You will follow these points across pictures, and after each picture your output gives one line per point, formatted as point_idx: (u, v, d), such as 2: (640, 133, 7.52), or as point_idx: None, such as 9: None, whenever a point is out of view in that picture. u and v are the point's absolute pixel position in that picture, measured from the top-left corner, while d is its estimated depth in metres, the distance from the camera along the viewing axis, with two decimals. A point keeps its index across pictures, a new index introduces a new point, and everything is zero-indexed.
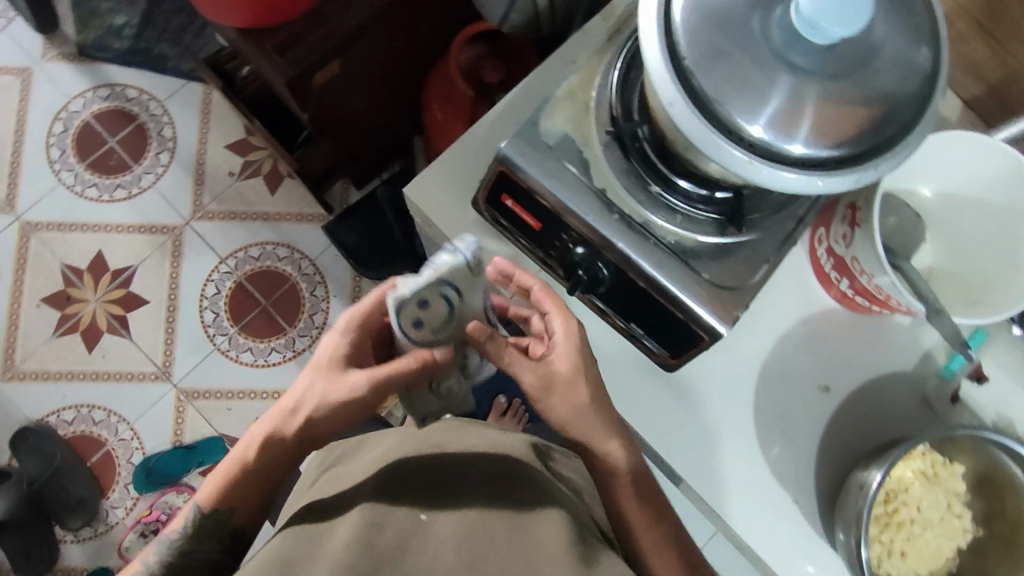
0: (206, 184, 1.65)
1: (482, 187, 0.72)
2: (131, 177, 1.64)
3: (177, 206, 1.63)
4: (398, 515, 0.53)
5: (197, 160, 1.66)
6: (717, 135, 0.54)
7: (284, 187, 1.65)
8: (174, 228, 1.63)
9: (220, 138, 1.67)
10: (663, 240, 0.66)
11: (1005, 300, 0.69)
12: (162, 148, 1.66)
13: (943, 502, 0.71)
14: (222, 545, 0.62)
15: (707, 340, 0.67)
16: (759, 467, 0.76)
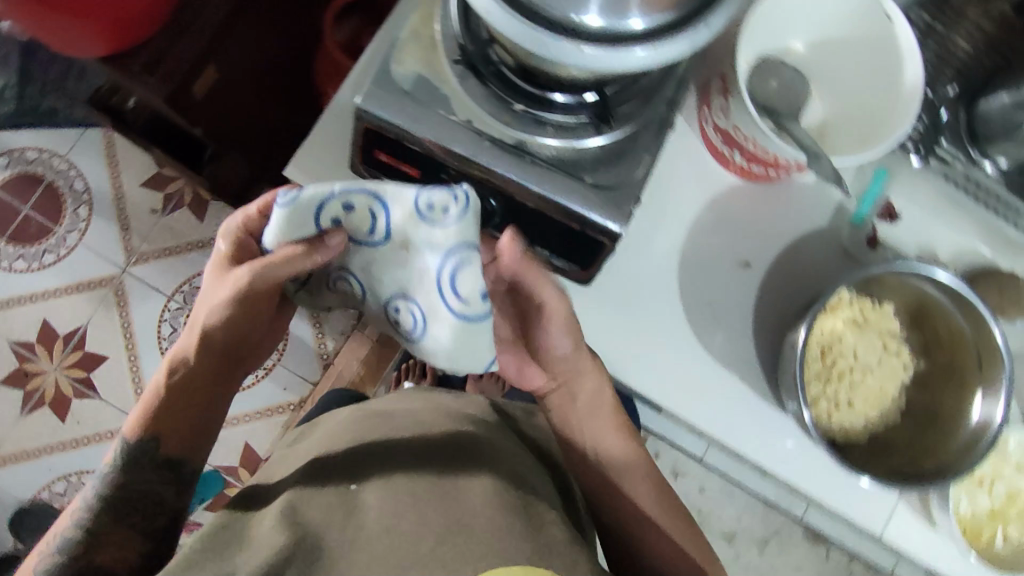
0: (132, 227, 1.61)
1: (355, 150, 0.70)
2: (56, 239, 1.60)
3: (109, 256, 1.60)
4: (331, 489, 0.59)
5: (117, 206, 1.62)
6: (542, 34, 0.52)
7: (212, 211, 1.63)
8: (113, 278, 1.59)
9: (133, 178, 1.63)
10: (540, 155, 0.65)
11: (892, 130, 0.69)
12: (79, 203, 1.61)
13: (878, 343, 0.72)
14: (158, 471, 0.64)
15: (609, 244, 0.67)
16: (706, 357, 0.76)
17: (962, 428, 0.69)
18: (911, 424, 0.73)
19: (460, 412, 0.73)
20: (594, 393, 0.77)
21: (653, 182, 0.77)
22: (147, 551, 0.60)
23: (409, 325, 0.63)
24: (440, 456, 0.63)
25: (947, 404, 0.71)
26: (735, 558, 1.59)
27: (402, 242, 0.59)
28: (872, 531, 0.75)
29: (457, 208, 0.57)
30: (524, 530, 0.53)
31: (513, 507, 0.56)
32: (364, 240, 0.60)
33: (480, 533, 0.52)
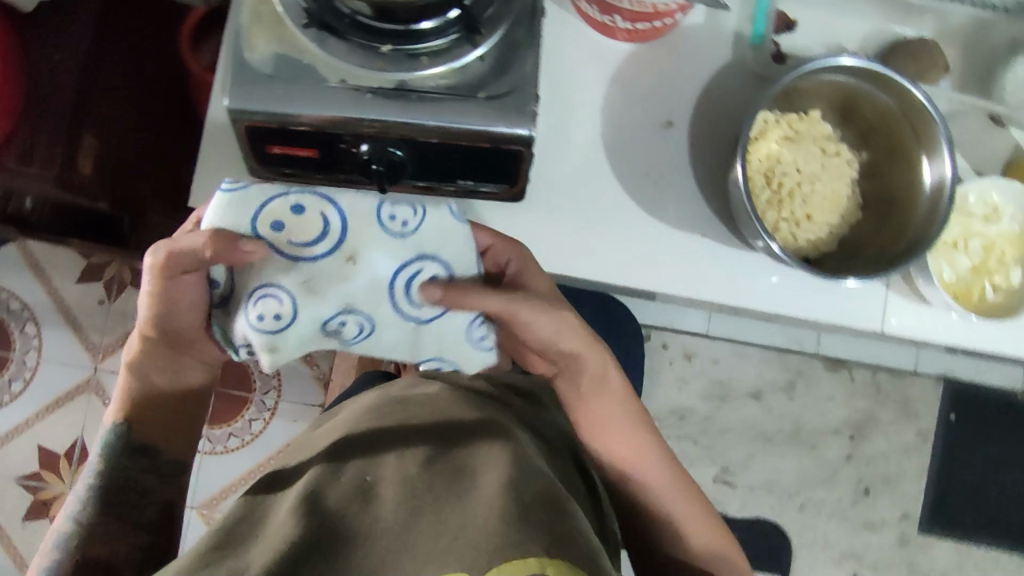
0: (87, 325, 1.57)
1: (246, 155, 0.67)
2: (16, 364, 1.55)
3: (75, 361, 1.56)
4: (348, 477, 0.60)
5: (62, 310, 1.57)
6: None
7: None
8: (88, 380, 1.55)
9: (67, 278, 1.58)
10: (425, 89, 0.63)
11: None
12: (23, 321, 1.56)
13: (816, 151, 0.72)
14: (139, 462, 0.68)
15: (526, 151, 0.65)
16: (665, 228, 0.76)
17: (920, 200, 0.70)
18: (872, 215, 0.74)
19: (481, 396, 0.73)
20: (602, 376, 0.72)
21: (543, 79, 0.75)
22: (142, 543, 0.64)
23: (353, 331, 0.65)
24: (461, 441, 0.63)
25: (900, 183, 0.72)
26: (769, 411, 1.64)
27: (350, 252, 0.64)
28: (874, 329, 0.77)
29: (414, 223, 0.66)
30: (542, 520, 0.52)
31: (530, 492, 0.55)
32: (291, 249, 0.63)
33: (497, 516, 0.51)
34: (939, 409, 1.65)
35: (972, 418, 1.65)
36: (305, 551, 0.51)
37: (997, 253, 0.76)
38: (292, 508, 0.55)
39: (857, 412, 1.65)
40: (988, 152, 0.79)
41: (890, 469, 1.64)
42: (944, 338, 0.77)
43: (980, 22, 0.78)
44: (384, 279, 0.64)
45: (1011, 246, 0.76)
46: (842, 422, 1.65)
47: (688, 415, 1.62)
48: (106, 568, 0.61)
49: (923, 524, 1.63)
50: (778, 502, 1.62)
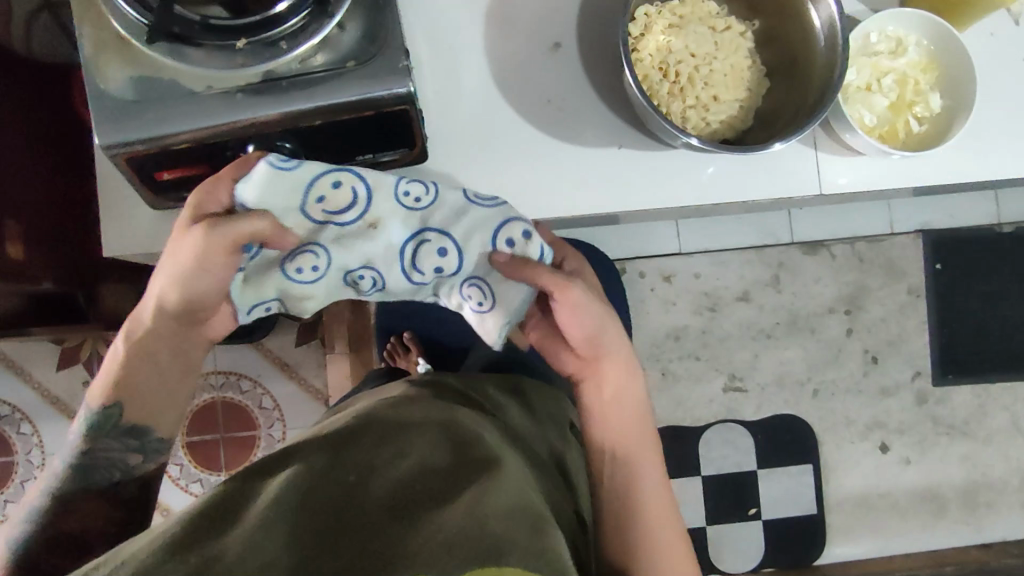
0: (80, 408, 1.54)
1: (137, 188, 0.65)
2: (24, 464, 1.52)
3: None
4: (339, 470, 0.58)
5: (51, 400, 1.54)
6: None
7: None
8: None
9: (47, 368, 1.54)
10: (292, 74, 0.61)
11: None
12: (17, 421, 1.53)
13: (705, 30, 0.70)
14: (129, 442, 0.64)
15: (413, 108, 0.64)
16: (583, 151, 0.75)
17: (818, 49, 0.68)
18: (780, 79, 0.73)
19: (474, 411, 0.73)
20: (627, 378, 0.68)
21: (415, 36, 0.73)
22: (120, 519, 0.62)
23: (367, 286, 0.64)
24: (451, 451, 0.63)
25: (798, 40, 0.70)
26: (761, 309, 1.63)
27: (373, 219, 0.62)
28: (813, 193, 0.77)
29: (431, 199, 0.63)
30: (521, 543, 0.52)
31: (513, 516, 0.55)
32: (330, 219, 0.61)
33: (475, 535, 0.51)
34: (924, 261, 1.65)
35: (958, 261, 1.65)
36: (285, 539, 0.50)
37: (911, 83, 0.74)
38: (275, 493, 0.55)
39: (847, 287, 1.65)
40: None
41: (892, 333, 1.65)
42: (882, 183, 0.77)
43: None
44: (397, 243, 0.63)
45: (923, 73, 0.74)
46: (834, 300, 1.65)
47: (684, 335, 1.62)
48: (82, 544, 0.59)
49: (936, 376, 1.64)
50: (792, 393, 1.63)
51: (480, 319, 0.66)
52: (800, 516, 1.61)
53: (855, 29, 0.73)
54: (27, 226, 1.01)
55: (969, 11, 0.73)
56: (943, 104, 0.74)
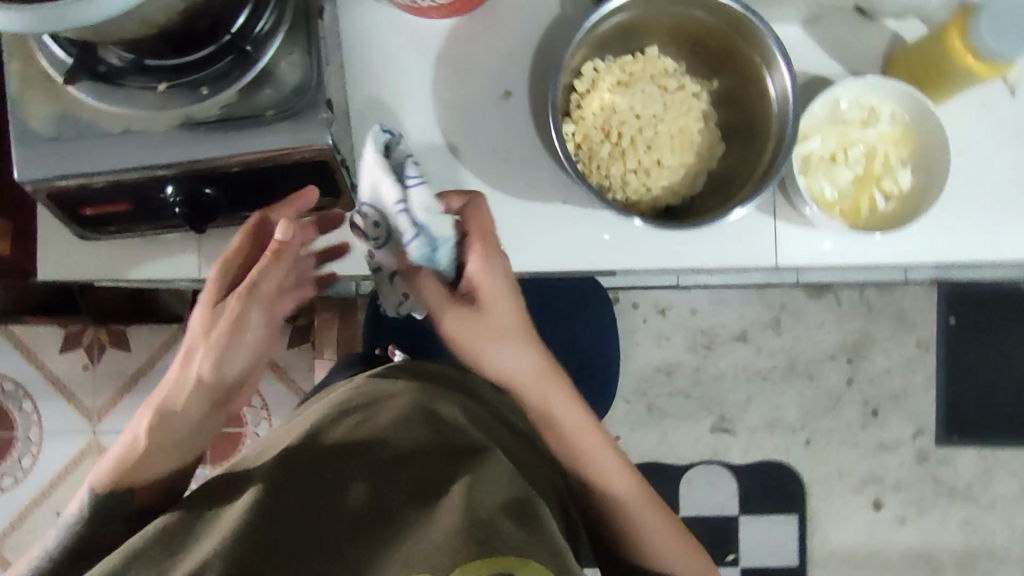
0: (79, 393, 1.44)
1: (64, 220, 0.66)
2: (23, 442, 1.42)
3: (74, 428, 1.43)
4: (303, 474, 0.54)
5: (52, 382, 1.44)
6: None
7: (135, 335, 1.45)
8: (92, 445, 1.42)
9: (51, 349, 1.44)
10: (210, 119, 0.60)
11: None
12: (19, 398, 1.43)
13: (654, 90, 0.66)
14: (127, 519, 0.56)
15: (334, 160, 0.63)
16: (527, 205, 0.72)
17: (771, 117, 0.65)
18: (735, 143, 0.69)
19: (438, 381, 0.68)
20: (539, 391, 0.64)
21: (359, 76, 0.72)
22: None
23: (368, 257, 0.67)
24: (424, 438, 0.58)
25: (754, 105, 0.66)
26: (759, 351, 1.57)
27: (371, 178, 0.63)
28: (770, 263, 0.72)
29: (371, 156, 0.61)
30: (521, 533, 0.50)
31: (501, 504, 0.52)
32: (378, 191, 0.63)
33: (464, 531, 0.48)
34: (937, 314, 1.56)
35: (972, 317, 1.56)
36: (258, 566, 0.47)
37: (880, 157, 0.70)
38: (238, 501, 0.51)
39: (851, 334, 1.57)
40: (861, 52, 0.72)
41: (897, 386, 1.56)
42: (857, 258, 0.72)
43: None
44: None
45: (895, 146, 0.70)
46: (837, 346, 1.57)
47: (676, 370, 1.57)
48: None
49: (940, 436, 1.56)
50: (783, 440, 1.56)
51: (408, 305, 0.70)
52: (782, 567, 1.55)
53: (824, 95, 0.68)
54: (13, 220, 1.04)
55: (950, 83, 0.68)
56: (913, 180, 0.70)
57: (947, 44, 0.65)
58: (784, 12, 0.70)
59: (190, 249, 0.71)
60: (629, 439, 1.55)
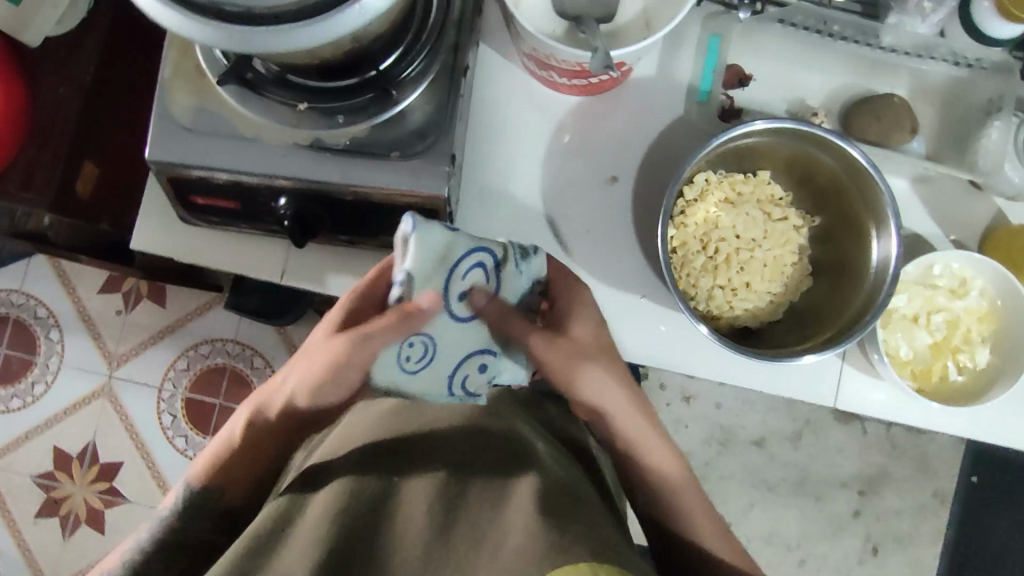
0: (105, 335, 1.46)
1: (172, 201, 0.68)
2: (39, 368, 1.44)
3: (90, 368, 1.44)
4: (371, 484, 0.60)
5: (83, 319, 1.46)
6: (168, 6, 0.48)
7: (172, 294, 1.47)
8: (103, 389, 1.44)
9: (90, 288, 1.47)
10: (338, 146, 0.63)
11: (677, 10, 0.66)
12: (49, 326, 1.45)
13: (758, 215, 0.68)
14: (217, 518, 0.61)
15: (442, 210, 0.65)
16: (607, 288, 0.73)
17: (866, 270, 0.66)
18: (822, 281, 0.70)
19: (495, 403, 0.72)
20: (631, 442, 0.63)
21: (478, 129, 0.74)
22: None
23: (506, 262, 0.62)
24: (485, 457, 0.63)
25: (852, 252, 0.67)
26: (773, 461, 1.50)
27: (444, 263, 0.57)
28: (829, 403, 0.72)
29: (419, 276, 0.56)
30: (589, 528, 0.50)
31: (563, 507, 0.53)
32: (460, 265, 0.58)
33: (535, 528, 0.49)
34: (959, 469, 1.49)
35: (997, 481, 1.49)
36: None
37: (961, 329, 0.70)
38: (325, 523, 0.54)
39: (869, 467, 1.49)
40: (965, 219, 0.73)
41: (904, 530, 1.48)
42: (916, 420, 0.72)
43: (956, 81, 0.73)
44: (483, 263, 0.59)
45: (978, 323, 0.70)
46: (851, 476, 1.49)
47: (685, 458, 1.48)
48: None
49: None
50: (777, 556, 1.47)
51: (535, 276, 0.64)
52: None
53: (921, 258, 0.68)
54: (101, 164, 1.06)
55: None
56: (989, 360, 0.70)
57: None
58: (899, 166, 0.71)
59: (277, 252, 0.73)
60: None
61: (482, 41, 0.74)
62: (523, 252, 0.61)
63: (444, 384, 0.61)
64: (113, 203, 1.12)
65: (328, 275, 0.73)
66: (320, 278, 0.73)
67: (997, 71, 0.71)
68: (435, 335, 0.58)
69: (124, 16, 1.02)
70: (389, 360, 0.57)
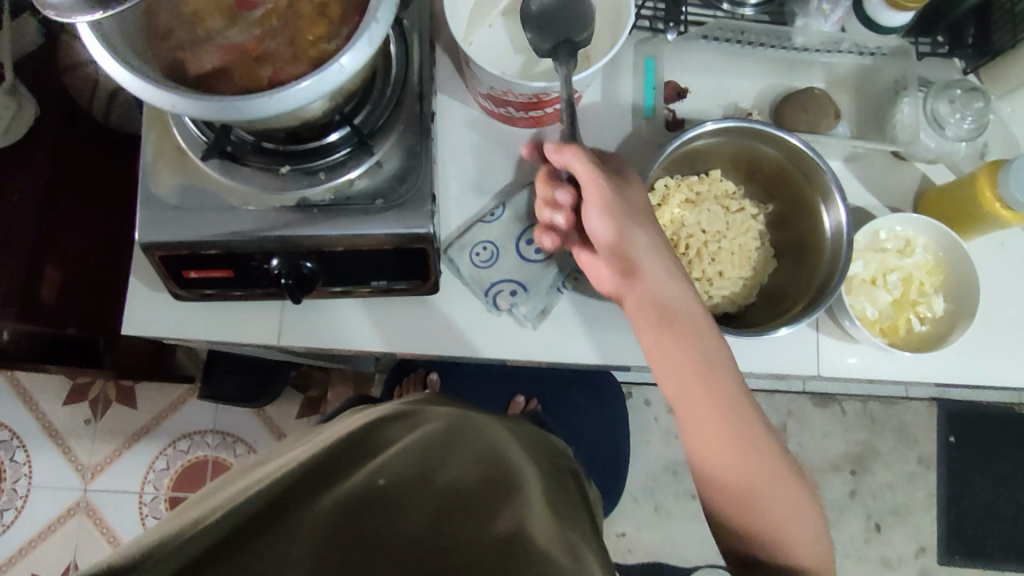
0: (75, 447, 1.41)
1: (165, 279, 0.70)
2: (7, 494, 1.37)
3: (64, 483, 1.38)
4: (357, 479, 0.50)
5: (50, 434, 1.41)
6: (164, 89, 0.52)
7: (142, 393, 1.44)
8: (78, 503, 1.38)
9: (53, 400, 1.42)
10: (323, 203, 0.66)
11: (616, 34, 0.73)
12: (13, 448, 1.39)
13: (719, 209, 0.74)
14: None
15: (430, 248, 0.68)
16: (593, 300, 0.77)
17: (824, 242, 0.72)
18: (786, 261, 0.76)
19: (491, 424, 0.66)
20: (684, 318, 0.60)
21: (447, 172, 0.78)
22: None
23: None
24: (482, 465, 0.55)
25: (810, 229, 0.73)
26: None
27: (514, 212, 0.76)
28: (813, 373, 0.77)
29: (497, 210, 0.76)
30: (571, 565, 0.46)
31: (561, 555, 0.47)
32: (527, 229, 0.76)
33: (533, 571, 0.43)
34: (937, 432, 1.55)
35: (975, 439, 1.54)
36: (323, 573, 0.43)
37: (916, 283, 0.77)
38: (304, 539, 0.45)
39: (854, 445, 1.54)
40: (897, 187, 0.80)
41: (898, 501, 1.52)
42: (892, 374, 0.78)
43: (863, 68, 0.82)
44: None
45: (929, 275, 0.77)
46: (840, 456, 1.54)
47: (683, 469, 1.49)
48: None
49: (942, 554, 1.51)
50: None
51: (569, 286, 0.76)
52: None
53: (867, 225, 0.76)
54: (64, 267, 1.05)
55: (979, 224, 0.75)
56: (946, 307, 0.76)
57: (977, 189, 0.73)
58: (830, 150, 0.79)
59: (272, 318, 0.75)
60: (633, 538, 1.45)
61: (437, 90, 0.80)
62: None
63: (481, 286, 0.75)
64: (77, 305, 1.10)
65: (323, 331, 0.75)
66: (316, 335, 0.75)
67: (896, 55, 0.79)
68: (499, 245, 0.76)
69: (68, 114, 1.01)
70: (462, 245, 0.75)
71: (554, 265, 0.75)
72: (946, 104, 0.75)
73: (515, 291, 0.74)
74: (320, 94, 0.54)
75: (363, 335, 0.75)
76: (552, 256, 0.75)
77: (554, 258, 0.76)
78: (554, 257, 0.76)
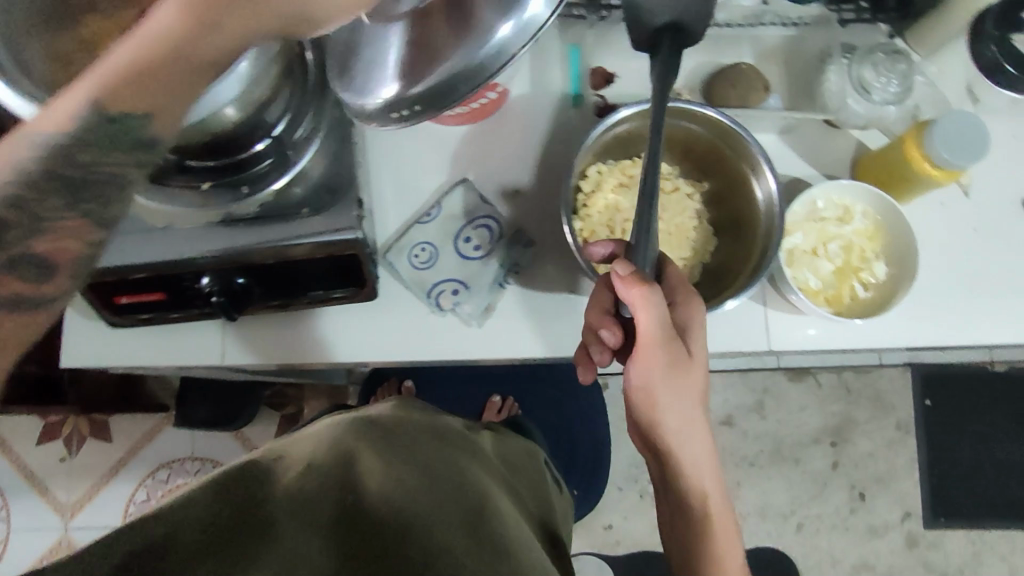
0: (52, 487, 1.39)
1: (97, 307, 0.69)
2: None
3: (42, 524, 1.36)
4: (324, 485, 0.46)
5: (26, 476, 1.39)
6: None
7: (115, 426, 1.41)
8: (59, 543, 1.36)
9: (26, 441, 1.40)
10: (249, 216, 0.65)
11: None
12: None
13: (653, 190, 0.75)
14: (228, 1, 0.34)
15: (363, 253, 0.67)
16: (538, 295, 0.76)
17: (758, 215, 0.71)
18: (725, 238, 0.76)
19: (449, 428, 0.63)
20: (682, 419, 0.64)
21: (381, 176, 0.78)
22: None
23: (482, 241, 0.76)
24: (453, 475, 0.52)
25: (744, 204, 0.73)
26: (745, 436, 1.53)
27: (450, 211, 0.76)
28: (763, 348, 0.77)
29: (433, 210, 0.76)
30: None
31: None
32: (465, 227, 0.76)
33: None
34: (913, 396, 1.55)
35: (950, 401, 1.55)
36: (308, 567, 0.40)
37: (857, 250, 0.77)
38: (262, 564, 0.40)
39: (832, 417, 1.55)
40: (832, 156, 0.81)
41: (881, 468, 1.53)
42: (841, 342, 0.78)
43: (790, 40, 0.82)
44: (481, 233, 0.76)
45: (869, 241, 0.77)
46: (819, 430, 1.54)
47: None
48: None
49: (928, 518, 1.52)
50: (774, 525, 1.50)
51: (512, 280, 0.76)
52: None
53: (802, 195, 0.76)
54: None
55: (912, 186, 0.76)
56: (888, 272, 0.76)
57: (905, 152, 0.73)
58: (762, 122, 0.79)
59: (216, 339, 0.74)
60: (621, 528, 1.45)
61: None
62: (518, 238, 0.77)
63: (423, 288, 0.75)
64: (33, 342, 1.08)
65: (268, 348, 0.74)
66: (262, 352, 0.74)
67: (818, 25, 0.81)
68: (438, 245, 0.76)
69: None
70: (401, 247, 0.75)
71: (494, 260, 0.76)
72: (871, 69, 0.75)
73: (457, 289, 0.75)
74: (234, 99, 0.54)
75: (308, 348, 0.75)
76: (489, 251, 0.76)
77: (493, 253, 0.76)
78: (493, 253, 0.76)
